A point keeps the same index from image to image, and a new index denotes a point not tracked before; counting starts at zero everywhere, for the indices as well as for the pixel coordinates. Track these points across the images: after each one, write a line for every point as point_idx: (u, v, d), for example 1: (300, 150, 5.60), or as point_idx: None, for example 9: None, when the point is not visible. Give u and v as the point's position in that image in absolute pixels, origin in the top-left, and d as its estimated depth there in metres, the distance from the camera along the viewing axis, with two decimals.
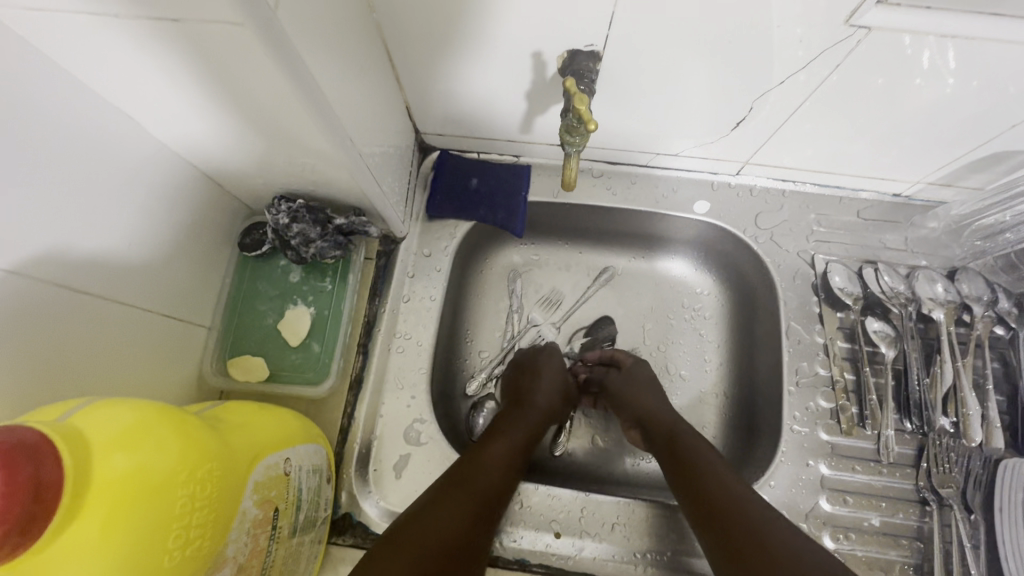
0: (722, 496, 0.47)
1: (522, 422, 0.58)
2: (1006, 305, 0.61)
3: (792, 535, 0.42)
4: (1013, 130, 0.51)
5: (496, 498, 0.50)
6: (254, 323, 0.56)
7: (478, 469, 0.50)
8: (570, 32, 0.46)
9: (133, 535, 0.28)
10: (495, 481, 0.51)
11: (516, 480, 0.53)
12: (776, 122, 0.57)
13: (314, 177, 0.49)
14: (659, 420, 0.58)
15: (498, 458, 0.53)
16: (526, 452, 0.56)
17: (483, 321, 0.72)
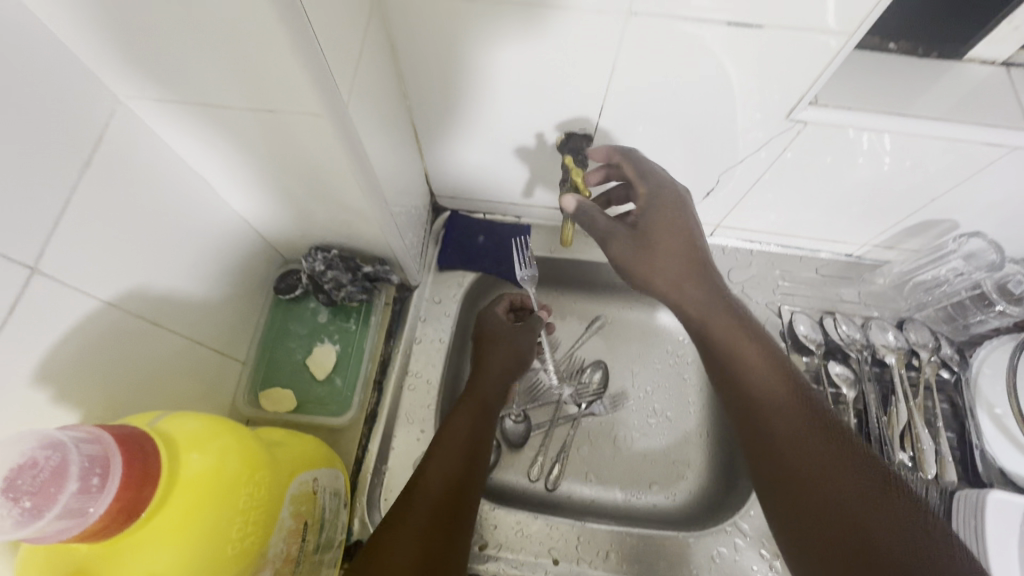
0: (774, 428, 0.46)
1: (466, 410, 0.59)
2: (949, 351, 0.70)
3: (850, 473, 0.42)
4: (933, 203, 0.62)
5: (463, 482, 0.53)
6: (285, 359, 0.62)
7: (435, 467, 0.53)
8: (570, 116, 0.58)
9: (206, 523, 0.34)
10: (456, 472, 0.53)
11: (476, 465, 0.56)
12: (741, 191, 0.67)
13: (349, 231, 0.57)
14: (690, 307, 0.52)
15: (456, 448, 0.55)
16: (481, 437, 0.58)
17: None
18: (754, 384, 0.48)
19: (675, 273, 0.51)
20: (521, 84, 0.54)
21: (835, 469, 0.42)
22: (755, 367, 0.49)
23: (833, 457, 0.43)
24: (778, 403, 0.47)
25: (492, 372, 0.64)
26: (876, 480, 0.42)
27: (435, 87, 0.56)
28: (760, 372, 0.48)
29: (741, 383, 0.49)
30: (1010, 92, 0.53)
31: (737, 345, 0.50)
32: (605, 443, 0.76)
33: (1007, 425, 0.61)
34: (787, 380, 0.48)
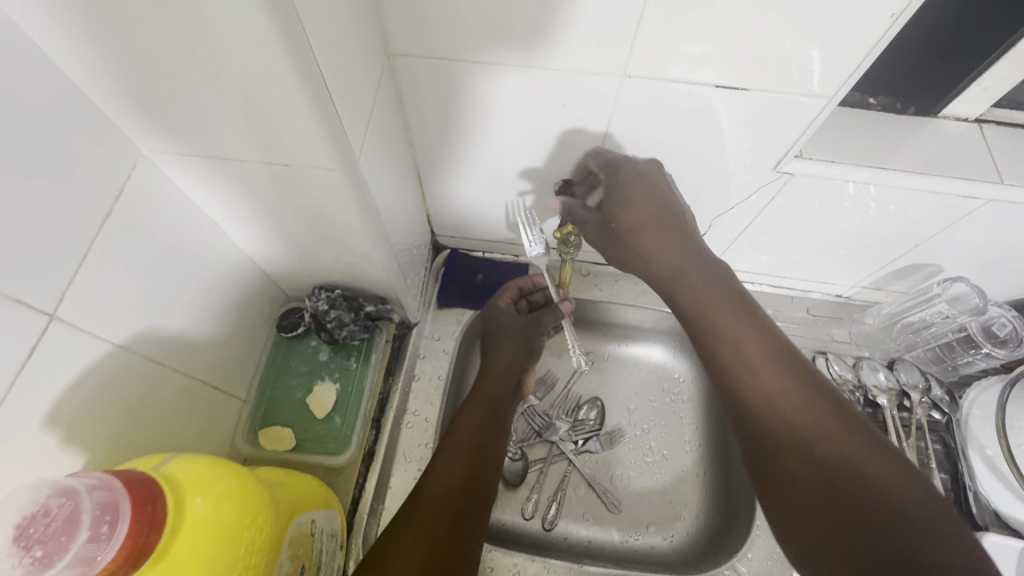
0: (769, 416, 0.43)
1: (475, 409, 0.60)
2: (939, 393, 0.71)
3: (843, 468, 0.40)
4: (918, 248, 0.65)
5: (472, 483, 0.53)
6: (285, 396, 0.63)
7: (442, 469, 0.53)
8: (570, 163, 0.61)
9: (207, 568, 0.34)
10: (464, 474, 0.54)
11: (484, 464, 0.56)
12: (733, 234, 0.70)
13: (352, 271, 0.59)
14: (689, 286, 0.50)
15: (462, 449, 0.55)
16: (488, 437, 0.58)
17: None
18: (737, 344, 0.46)
19: (653, 243, 0.51)
20: (523, 132, 0.57)
21: (817, 426, 0.41)
22: (735, 327, 0.47)
23: (817, 415, 0.42)
24: (759, 361, 0.45)
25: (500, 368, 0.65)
26: (859, 439, 0.41)
27: (438, 133, 0.59)
28: (740, 329, 0.46)
29: (721, 343, 0.47)
30: (984, 147, 0.57)
31: (717, 308, 0.48)
32: (602, 480, 0.75)
33: (1000, 467, 0.62)
34: (770, 341, 0.46)
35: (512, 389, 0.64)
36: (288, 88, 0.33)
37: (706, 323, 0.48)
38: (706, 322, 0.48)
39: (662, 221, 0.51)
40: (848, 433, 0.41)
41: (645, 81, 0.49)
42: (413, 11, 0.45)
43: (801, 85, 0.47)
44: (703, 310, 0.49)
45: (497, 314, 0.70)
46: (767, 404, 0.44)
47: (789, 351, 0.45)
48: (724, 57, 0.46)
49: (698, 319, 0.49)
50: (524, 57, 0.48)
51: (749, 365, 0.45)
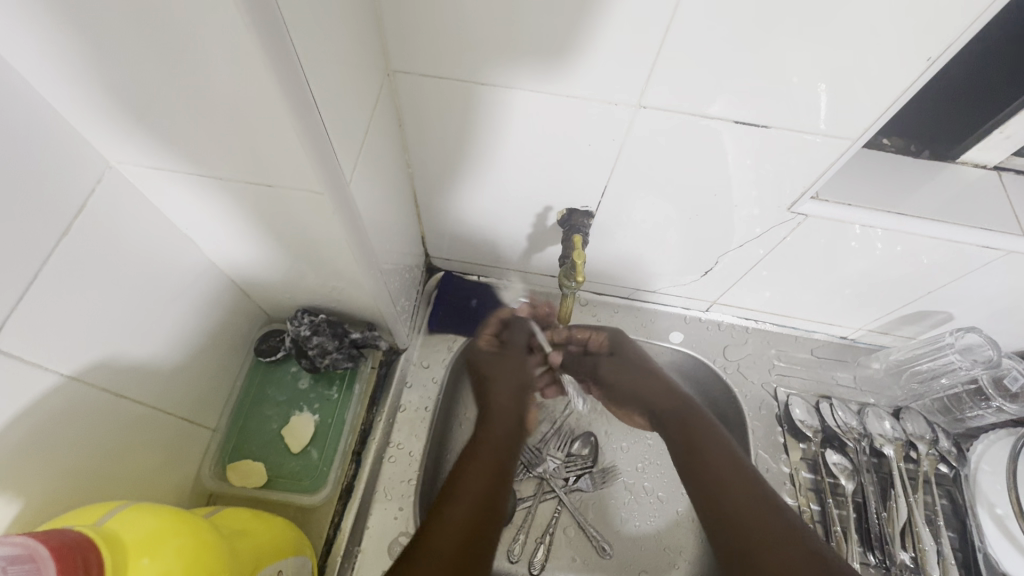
0: None
1: (487, 453, 0.57)
2: (946, 445, 0.68)
3: None
4: (929, 295, 0.62)
5: (479, 530, 0.50)
6: (259, 428, 0.60)
7: (444, 516, 0.50)
8: (572, 195, 0.58)
9: None
10: (468, 521, 0.50)
11: (496, 507, 0.54)
12: (739, 272, 0.67)
13: (339, 296, 0.56)
14: (663, 402, 0.64)
15: (469, 498, 0.52)
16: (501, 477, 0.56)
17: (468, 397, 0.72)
18: (712, 460, 0.55)
19: (632, 380, 0.68)
20: (527, 161, 0.55)
21: (769, 528, 0.48)
22: (713, 441, 0.57)
23: (783, 539, 0.47)
24: (710, 436, 0.58)
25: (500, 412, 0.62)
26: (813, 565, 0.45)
27: (437, 155, 0.56)
28: (719, 452, 0.56)
29: (701, 460, 0.56)
30: (1001, 197, 0.54)
31: (702, 430, 0.59)
32: (593, 522, 0.72)
33: (1009, 526, 0.59)
34: (753, 486, 0.52)
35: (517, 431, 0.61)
36: (274, 105, 0.31)
37: (687, 436, 0.59)
38: (698, 452, 0.56)
39: (640, 368, 0.69)
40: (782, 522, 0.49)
41: (657, 112, 0.46)
42: (417, 27, 0.42)
43: (814, 124, 0.45)
44: (692, 443, 0.58)
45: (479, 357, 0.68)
46: (728, 491, 0.52)
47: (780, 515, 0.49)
48: (741, 91, 0.43)
49: (687, 446, 0.58)
50: (526, 78, 0.45)
51: (726, 475, 0.53)
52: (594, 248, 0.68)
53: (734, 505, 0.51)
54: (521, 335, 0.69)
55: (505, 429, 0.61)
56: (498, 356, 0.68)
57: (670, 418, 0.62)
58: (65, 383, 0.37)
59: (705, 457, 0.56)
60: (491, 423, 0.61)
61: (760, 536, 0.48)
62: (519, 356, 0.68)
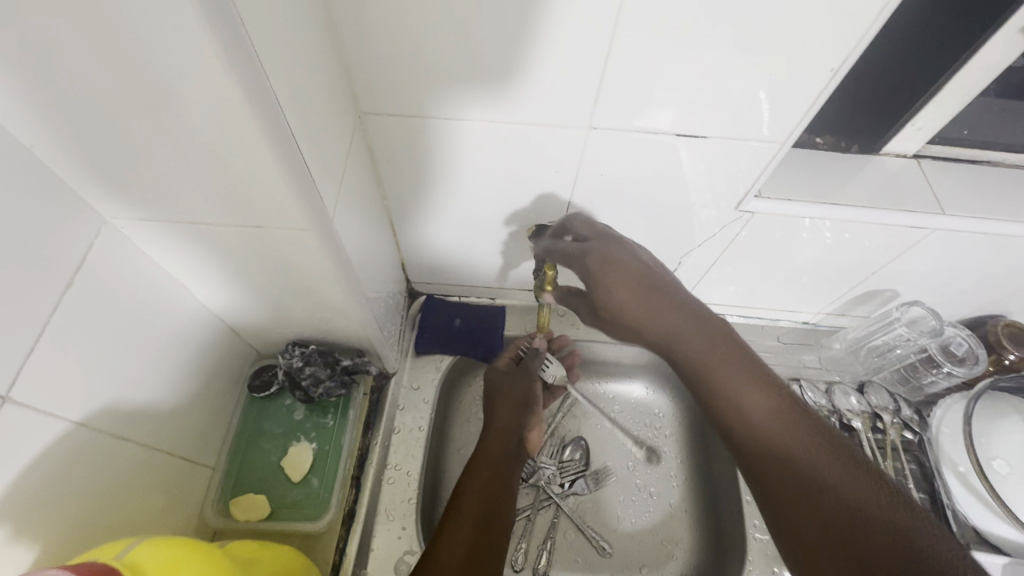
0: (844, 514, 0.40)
1: (481, 470, 0.60)
2: (908, 413, 0.73)
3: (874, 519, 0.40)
4: (874, 275, 0.68)
5: (480, 548, 0.52)
6: (258, 462, 0.61)
7: (450, 534, 0.52)
8: (539, 212, 0.62)
9: None
10: (470, 540, 0.52)
11: (496, 524, 0.56)
12: (703, 268, 0.72)
13: (327, 326, 0.58)
14: (693, 342, 0.51)
15: (470, 515, 0.55)
16: (501, 493, 0.59)
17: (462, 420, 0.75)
18: (738, 406, 0.48)
19: (636, 302, 0.53)
20: (496, 185, 0.59)
21: (778, 415, 0.47)
22: (738, 382, 0.49)
23: (847, 478, 0.42)
24: (726, 383, 0.50)
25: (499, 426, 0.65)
26: (854, 468, 0.43)
27: (410, 185, 0.59)
28: (743, 393, 0.49)
29: (740, 415, 0.48)
30: (923, 182, 0.60)
31: (702, 351, 0.51)
32: (591, 524, 0.74)
33: (973, 482, 0.64)
34: (775, 399, 0.48)
35: (517, 447, 0.64)
36: (263, 153, 0.34)
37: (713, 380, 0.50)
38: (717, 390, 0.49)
39: (653, 282, 0.53)
40: (808, 423, 0.47)
41: (608, 131, 0.51)
42: (384, 70, 0.46)
43: (749, 130, 0.50)
44: (704, 372, 0.51)
45: (490, 373, 0.70)
46: (733, 394, 0.49)
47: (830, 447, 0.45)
48: (682, 107, 0.48)
49: (713, 393, 0.50)
50: (489, 111, 0.50)
51: (720, 366, 0.50)
52: None
53: (771, 449, 0.46)
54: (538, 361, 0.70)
55: (502, 446, 0.63)
56: (511, 374, 0.70)
57: (691, 367, 0.51)
58: (73, 430, 0.39)
59: (722, 390, 0.49)
60: (491, 438, 0.64)
61: (810, 469, 0.44)
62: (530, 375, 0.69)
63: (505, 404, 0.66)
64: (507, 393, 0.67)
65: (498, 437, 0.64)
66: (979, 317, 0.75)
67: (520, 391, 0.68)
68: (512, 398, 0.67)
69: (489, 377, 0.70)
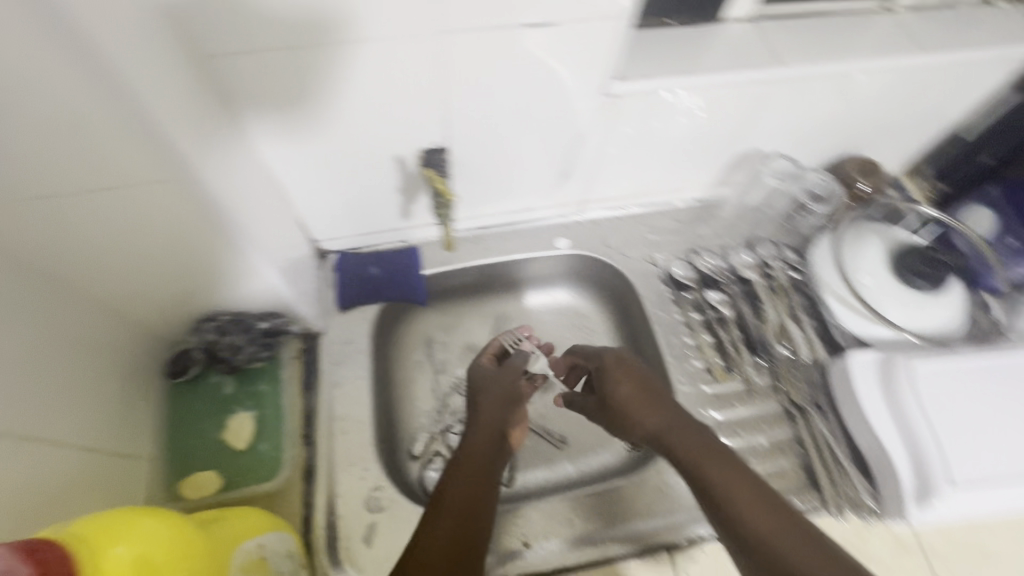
0: (748, 525, 0.45)
1: (464, 461, 0.59)
2: (790, 255, 0.83)
3: (772, 524, 0.45)
4: (740, 137, 0.74)
5: (462, 545, 0.51)
6: (199, 442, 0.62)
7: (431, 531, 0.51)
8: (419, 136, 0.63)
9: None
10: (451, 537, 0.51)
11: (480, 517, 0.54)
12: (591, 163, 0.75)
13: (226, 283, 0.57)
14: (669, 436, 0.56)
15: (452, 510, 0.53)
16: (485, 484, 0.57)
17: (415, 378, 0.81)
18: (672, 443, 0.55)
19: (637, 408, 0.60)
20: (365, 113, 0.57)
21: (725, 479, 0.49)
22: (697, 446, 0.53)
23: (738, 485, 0.48)
24: (684, 444, 0.54)
25: (485, 418, 0.64)
26: (752, 486, 0.48)
27: (279, 132, 0.57)
28: (681, 436, 0.55)
29: (665, 440, 0.56)
30: (760, 40, 0.66)
31: (683, 441, 0.54)
32: (544, 425, 0.80)
33: (847, 300, 0.76)
34: (701, 437, 0.54)
35: (502, 438, 0.63)
36: (105, 111, 0.37)
37: (654, 434, 0.57)
38: (664, 442, 0.56)
39: (647, 387, 0.61)
40: (710, 442, 0.53)
41: (461, 32, 0.51)
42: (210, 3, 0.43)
43: (593, 9, 0.52)
44: (671, 451, 0.55)
45: (475, 369, 0.71)
46: (674, 445, 0.55)
47: (755, 481, 0.49)
48: None
49: (658, 442, 0.57)
50: (339, 33, 0.48)
51: (673, 437, 0.56)
52: (463, 184, 0.73)
53: (673, 445, 0.55)
54: (520, 359, 0.72)
55: (486, 439, 0.62)
56: (495, 372, 0.70)
57: (655, 443, 0.57)
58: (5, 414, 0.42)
59: (673, 447, 0.55)
60: (475, 432, 0.63)
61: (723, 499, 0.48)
62: (515, 372, 0.70)
63: (492, 398, 0.66)
64: (490, 390, 0.67)
65: (483, 429, 0.63)
66: (836, 160, 0.84)
67: (500, 391, 0.67)
68: (495, 393, 0.67)
69: (475, 374, 0.70)
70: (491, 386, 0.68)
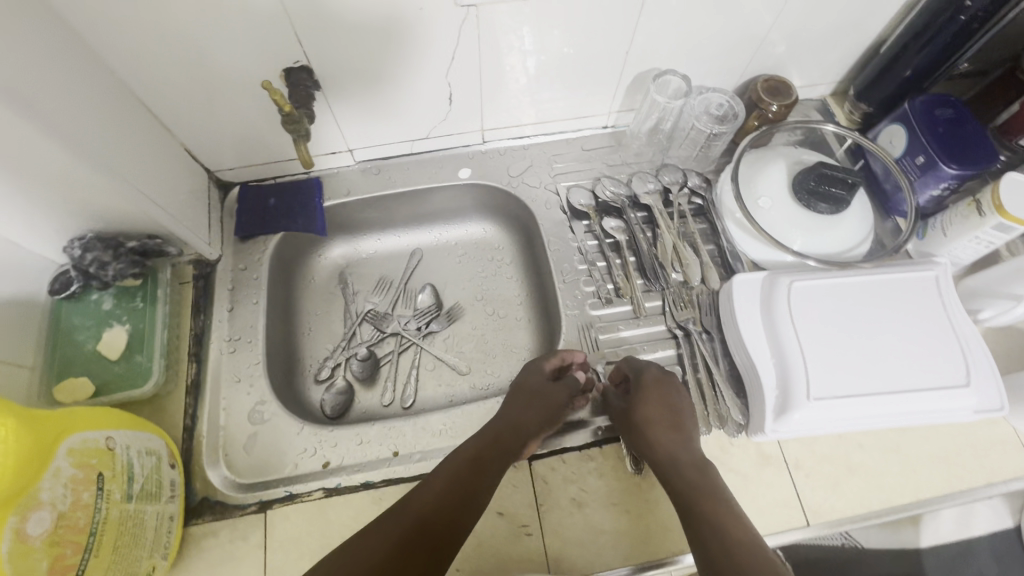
0: (712, 513, 0.49)
1: (485, 438, 0.57)
2: (695, 181, 0.81)
3: (734, 516, 0.49)
4: (630, 56, 0.72)
5: (439, 525, 0.49)
6: (74, 352, 0.63)
7: (421, 493, 0.52)
8: (283, 56, 0.63)
9: None
10: (434, 511, 0.50)
11: (471, 497, 0.52)
12: (479, 89, 0.73)
13: (92, 207, 0.59)
14: (655, 422, 0.59)
15: (443, 483, 0.53)
16: (494, 473, 0.55)
17: (329, 309, 0.83)
18: (653, 450, 0.57)
19: (653, 407, 0.60)
20: (215, 30, 0.57)
21: (681, 462, 0.55)
22: (668, 437, 0.58)
23: (707, 491, 0.52)
24: (657, 414, 0.59)
25: (520, 424, 0.60)
26: (720, 495, 0.52)
27: (135, 53, 0.58)
28: (664, 437, 0.58)
29: (649, 446, 0.58)
30: None
31: (658, 412, 0.60)
32: (446, 352, 0.81)
33: (744, 224, 0.74)
34: (680, 445, 0.57)
35: (528, 439, 0.60)
36: None
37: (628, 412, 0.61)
38: (637, 421, 0.60)
39: (672, 403, 0.61)
40: (678, 425, 0.59)
41: None
42: None
43: None
44: (637, 421, 0.60)
45: (532, 370, 0.65)
46: (649, 429, 0.59)
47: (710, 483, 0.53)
48: None
49: (634, 418, 0.60)
50: None
51: (654, 421, 0.59)
52: (349, 113, 0.73)
53: (638, 423, 0.59)
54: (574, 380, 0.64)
55: (517, 435, 0.59)
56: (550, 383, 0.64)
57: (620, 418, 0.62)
58: None
59: (644, 422, 0.59)
60: (506, 421, 0.60)
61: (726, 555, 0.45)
62: (570, 390, 0.63)
63: (535, 406, 0.61)
64: (539, 396, 0.62)
65: (517, 424, 0.60)
66: (747, 81, 0.81)
67: (543, 402, 0.62)
68: (535, 406, 0.61)
69: (528, 374, 0.65)
70: (541, 395, 0.62)
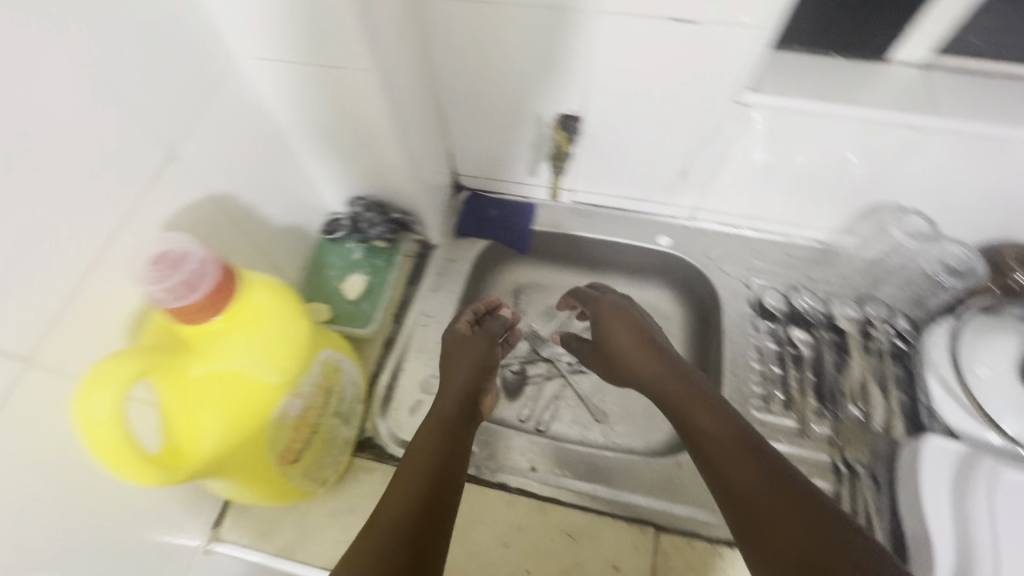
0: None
1: (430, 426, 0.56)
2: (903, 324, 0.77)
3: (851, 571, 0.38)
4: (876, 184, 0.72)
5: (434, 508, 0.48)
6: (323, 284, 0.78)
7: (403, 477, 0.50)
8: (562, 103, 0.73)
9: (272, 327, 0.49)
10: (421, 497, 0.48)
11: (444, 486, 0.50)
12: (712, 172, 0.78)
13: (382, 178, 0.73)
14: (713, 446, 0.50)
15: (419, 470, 0.51)
16: (453, 459, 0.53)
17: None
18: (726, 478, 0.48)
19: (699, 417, 0.53)
20: (525, 73, 0.69)
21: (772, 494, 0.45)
22: (738, 468, 0.48)
23: (807, 530, 0.42)
24: (714, 443, 0.50)
25: (451, 390, 0.61)
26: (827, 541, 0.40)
27: (456, 73, 0.71)
28: (736, 467, 0.48)
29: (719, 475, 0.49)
30: (923, 89, 0.64)
31: (713, 433, 0.51)
32: (591, 396, 0.85)
33: (955, 387, 0.68)
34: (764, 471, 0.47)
35: (467, 413, 0.60)
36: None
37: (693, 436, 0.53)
38: (701, 451, 0.51)
39: (724, 431, 0.51)
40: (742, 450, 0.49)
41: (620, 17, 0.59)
42: None
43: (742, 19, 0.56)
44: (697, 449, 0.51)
45: (450, 333, 0.71)
46: (716, 461, 0.49)
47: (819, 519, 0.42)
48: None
49: (697, 446, 0.52)
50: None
51: (717, 450, 0.50)
52: (588, 160, 0.82)
53: (704, 454, 0.51)
54: (498, 324, 0.73)
55: (452, 409, 0.59)
56: (467, 335, 0.70)
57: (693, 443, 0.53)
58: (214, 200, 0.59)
59: (705, 451, 0.51)
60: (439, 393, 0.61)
61: (771, 509, 0.44)
62: (490, 341, 0.69)
63: (464, 357, 0.65)
64: (457, 349, 0.67)
65: (443, 403, 0.59)
66: None
67: (466, 358, 0.66)
68: (461, 360, 0.65)
69: (448, 337, 0.70)
70: (458, 347, 0.68)
